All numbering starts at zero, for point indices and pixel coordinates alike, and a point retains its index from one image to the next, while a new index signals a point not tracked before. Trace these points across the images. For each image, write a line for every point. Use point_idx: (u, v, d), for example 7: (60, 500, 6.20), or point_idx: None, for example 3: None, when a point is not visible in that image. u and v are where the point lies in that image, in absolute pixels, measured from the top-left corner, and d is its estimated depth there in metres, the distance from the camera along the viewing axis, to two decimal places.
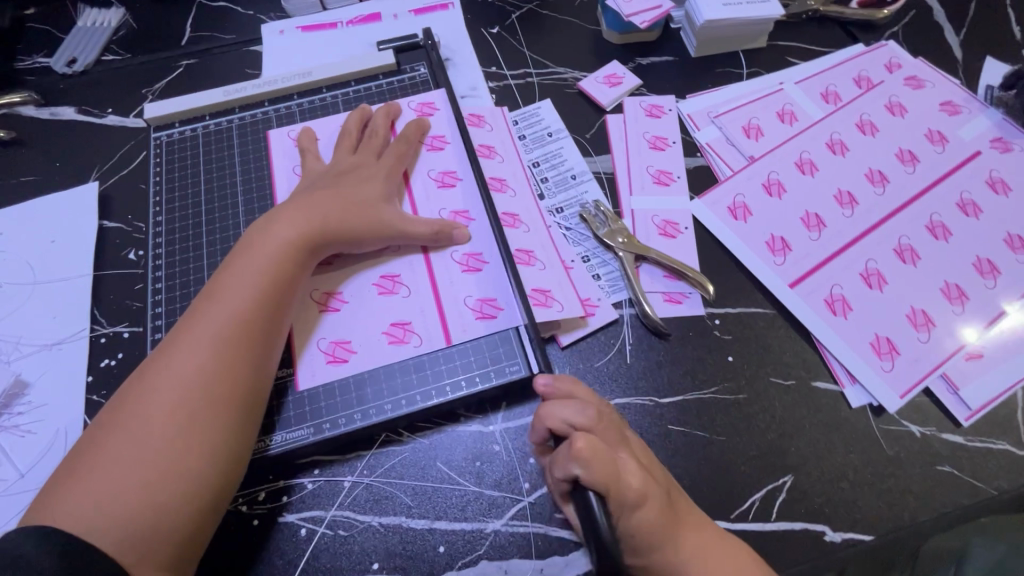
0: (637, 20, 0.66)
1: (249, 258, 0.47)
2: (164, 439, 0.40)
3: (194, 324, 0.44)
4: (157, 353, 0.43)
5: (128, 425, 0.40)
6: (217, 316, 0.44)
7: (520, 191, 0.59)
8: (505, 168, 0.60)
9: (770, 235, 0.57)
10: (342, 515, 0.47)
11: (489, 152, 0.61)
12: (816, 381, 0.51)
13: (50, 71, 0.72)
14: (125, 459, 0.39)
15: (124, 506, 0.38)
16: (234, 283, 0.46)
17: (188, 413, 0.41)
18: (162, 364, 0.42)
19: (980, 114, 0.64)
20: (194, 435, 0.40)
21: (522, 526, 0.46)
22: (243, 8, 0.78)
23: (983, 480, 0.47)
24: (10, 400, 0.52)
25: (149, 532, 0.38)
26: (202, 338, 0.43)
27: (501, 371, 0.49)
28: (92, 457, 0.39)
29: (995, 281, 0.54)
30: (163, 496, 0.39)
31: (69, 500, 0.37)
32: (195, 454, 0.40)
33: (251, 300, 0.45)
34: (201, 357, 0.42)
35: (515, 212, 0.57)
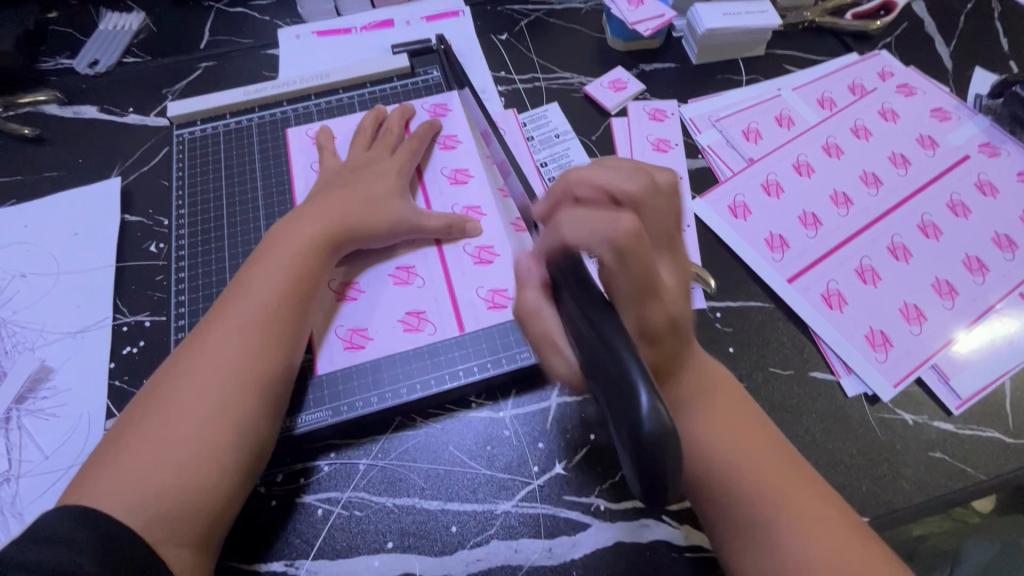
0: (641, 28, 0.69)
1: (277, 253, 0.50)
2: (197, 420, 0.42)
3: (225, 312, 0.47)
4: (191, 340, 0.46)
5: (163, 408, 0.42)
6: (247, 306, 0.47)
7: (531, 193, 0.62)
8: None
9: (769, 233, 0.60)
10: (357, 497, 0.48)
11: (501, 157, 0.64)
12: (814, 371, 0.53)
13: (73, 72, 0.75)
14: (160, 438, 0.41)
15: (156, 484, 0.40)
16: (263, 275, 0.48)
17: (220, 396, 0.43)
18: (196, 351, 0.45)
19: (969, 120, 0.66)
20: (226, 418, 0.42)
21: (531, 507, 0.47)
22: (259, 14, 0.81)
23: (974, 466, 0.49)
24: (35, 385, 0.54)
25: (179, 508, 0.40)
26: (233, 326, 0.46)
27: (513, 358, 0.51)
28: (129, 436, 0.41)
29: (984, 278, 0.56)
30: (195, 472, 0.41)
31: (105, 477, 0.40)
32: (227, 434, 0.42)
33: (280, 293, 0.48)
34: (233, 343, 0.45)
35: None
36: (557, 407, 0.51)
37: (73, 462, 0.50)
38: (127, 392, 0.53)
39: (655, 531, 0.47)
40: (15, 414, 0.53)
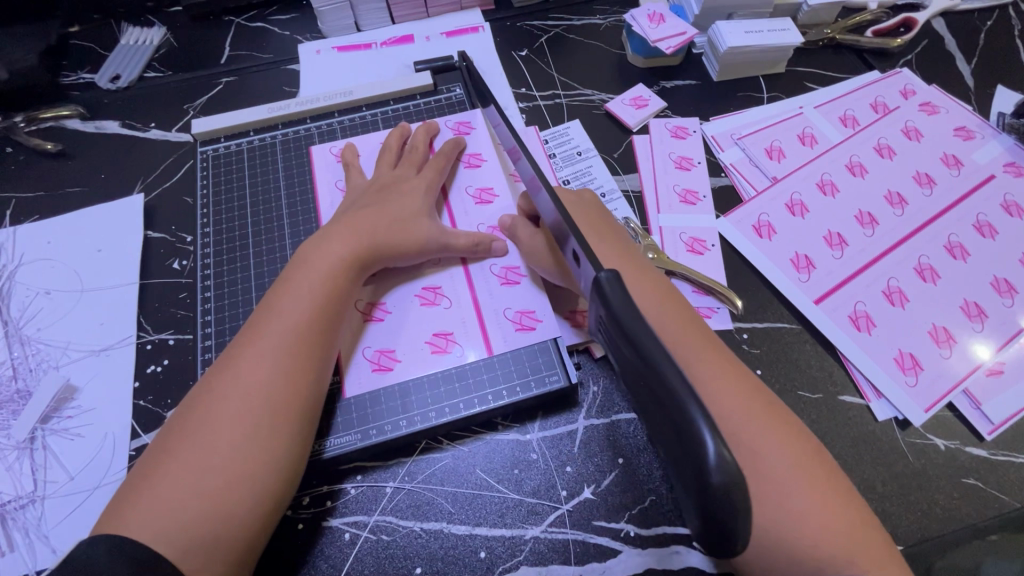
0: (663, 46, 0.69)
1: (306, 275, 0.49)
2: (231, 447, 0.42)
3: (255, 336, 0.46)
4: (221, 364, 0.46)
5: (196, 435, 0.42)
6: (277, 329, 0.46)
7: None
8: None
9: (795, 253, 0.59)
10: (385, 521, 0.48)
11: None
12: (843, 395, 0.53)
13: (95, 87, 0.75)
14: (195, 465, 0.41)
15: (192, 513, 0.40)
16: (292, 297, 0.48)
17: (254, 422, 0.43)
18: (226, 376, 0.45)
19: (992, 139, 0.66)
20: (258, 444, 0.42)
21: (560, 533, 0.47)
22: (280, 29, 0.81)
23: (1008, 493, 0.48)
24: (60, 405, 0.54)
25: (214, 538, 0.40)
26: (264, 351, 0.45)
27: (541, 381, 0.51)
28: (164, 463, 0.41)
29: (1013, 300, 0.56)
30: (232, 499, 0.41)
31: (142, 506, 0.40)
32: (261, 461, 0.42)
33: (309, 316, 0.47)
34: (265, 368, 0.45)
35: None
36: (583, 430, 0.51)
37: (99, 483, 0.50)
38: (151, 412, 0.53)
39: (687, 558, 0.46)
40: (39, 435, 0.52)
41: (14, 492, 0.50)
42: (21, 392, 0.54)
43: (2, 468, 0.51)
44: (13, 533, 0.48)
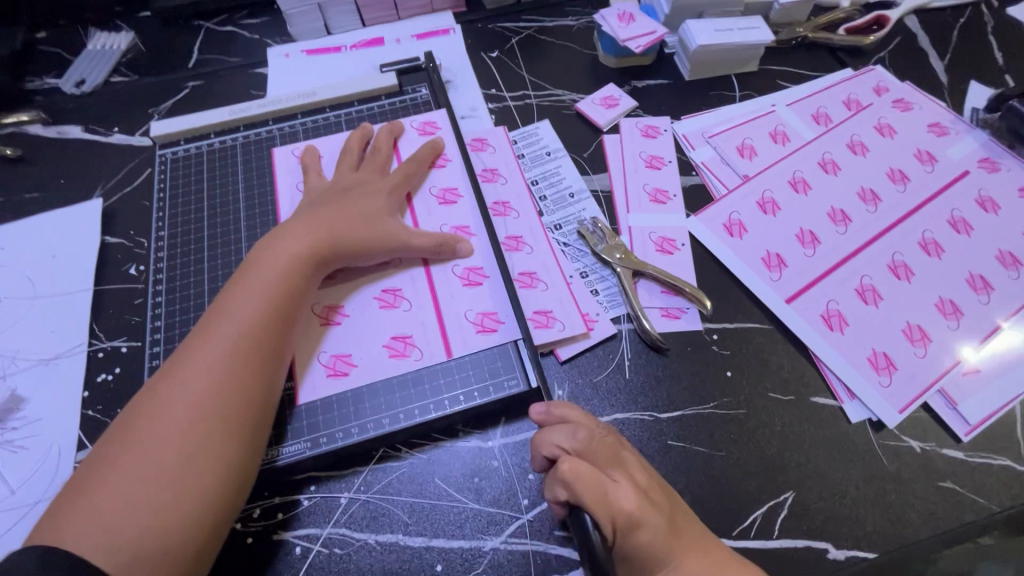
0: (632, 45, 0.68)
1: (259, 273, 0.48)
2: (177, 457, 0.40)
3: (205, 337, 0.45)
4: (169, 367, 0.44)
5: (139, 441, 0.40)
6: (227, 331, 0.45)
7: (522, 212, 0.60)
8: (507, 191, 0.62)
9: (766, 251, 0.58)
10: (338, 534, 0.46)
11: (490, 176, 0.63)
12: (815, 397, 0.51)
13: (58, 91, 0.74)
14: (137, 479, 0.39)
15: (136, 524, 0.38)
16: (245, 298, 0.46)
17: (199, 430, 0.41)
18: (173, 380, 0.43)
19: (966, 135, 0.65)
20: (206, 448, 0.41)
21: (520, 543, 0.45)
22: (249, 33, 0.81)
23: (986, 496, 0.46)
24: (4, 415, 0.52)
25: (159, 548, 0.38)
26: (213, 354, 0.44)
27: (500, 385, 0.49)
28: (103, 477, 0.39)
29: (988, 297, 0.54)
30: (174, 514, 0.39)
31: (80, 519, 0.38)
32: (209, 465, 0.40)
33: (261, 314, 0.46)
34: (214, 370, 0.43)
35: (518, 235, 0.59)
36: None
37: (40, 496, 0.48)
38: (100, 422, 0.51)
39: None
40: None
41: None
42: None
43: None
44: None
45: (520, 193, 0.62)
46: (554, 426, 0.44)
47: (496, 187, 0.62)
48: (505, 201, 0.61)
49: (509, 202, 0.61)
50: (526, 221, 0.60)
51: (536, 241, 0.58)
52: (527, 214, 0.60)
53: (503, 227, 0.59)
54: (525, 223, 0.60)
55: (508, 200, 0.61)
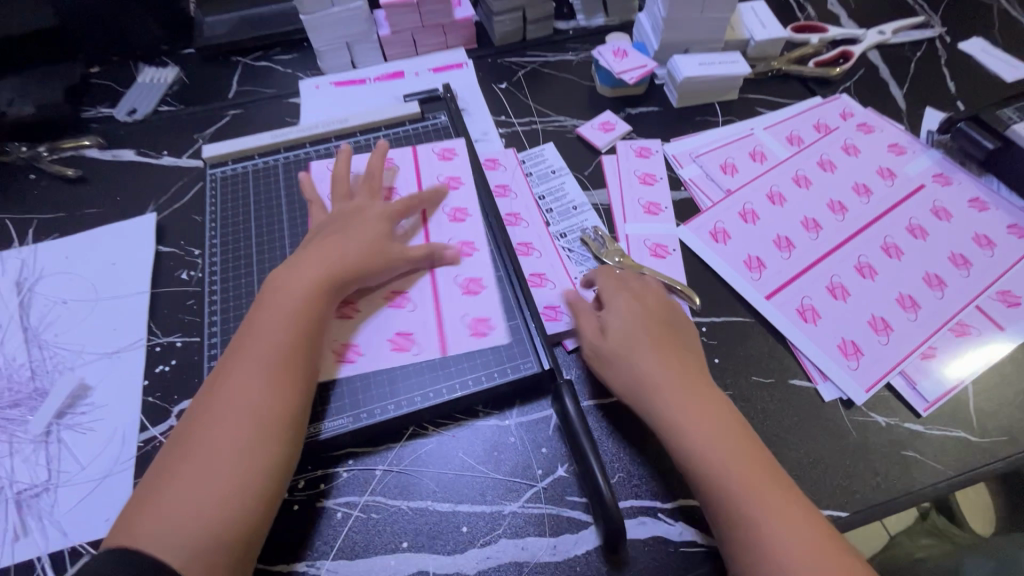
0: (626, 77, 0.77)
1: (281, 298, 0.54)
2: (223, 463, 0.46)
3: (246, 356, 0.51)
4: (211, 387, 0.50)
5: (191, 451, 0.46)
6: (263, 350, 0.51)
7: (530, 222, 0.68)
8: (518, 204, 0.70)
9: (748, 255, 0.66)
10: (374, 501, 0.52)
11: (502, 192, 0.71)
12: (793, 379, 0.58)
13: (113, 119, 0.82)
14: (198, 479, 0.45)
15: (190, 521, 0.43)
16: (279, 320, 0.53)
17: (247, 436, 0.47)
18: (216, 398, 0.49)
19: (922, 154, 0.74)
20: (247, 454, 0.46)
21: (536, 507, 0.51)
22: (283, 67, 0.90)
23: (942, 463, 0.53)
24: (73, 402, 0.58)
25: (212, 541, 0.43)
26: (253, 371, 0.49)
27: (517, 368, 0.56)
28: (162, 483, 0.45)
29: (943, 292, 0.62)
30: (230, 508, 0.44)
31: (143, 520, 0.43)
32: (250, 469, 0.46)
33: (286, 334, 0.52)
34: (250, 386, 0.49)
35: (527, 241, 0.67)
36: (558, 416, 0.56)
37: (109, 472, 0.54)
38: (159, 407, 0.58)
39: (652, 528, 0.50)
40: (55, 429, 0.56)
41: (30, 480, 0.53)
42: (38, 391, 0.59)
43: (18, 460, 0.54)
44: (28, 519, 0.51)
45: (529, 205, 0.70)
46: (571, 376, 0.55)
47: (508, 201, 0.71)
48: (516, 213, 0.69)
49: (520, 214, 0.69)
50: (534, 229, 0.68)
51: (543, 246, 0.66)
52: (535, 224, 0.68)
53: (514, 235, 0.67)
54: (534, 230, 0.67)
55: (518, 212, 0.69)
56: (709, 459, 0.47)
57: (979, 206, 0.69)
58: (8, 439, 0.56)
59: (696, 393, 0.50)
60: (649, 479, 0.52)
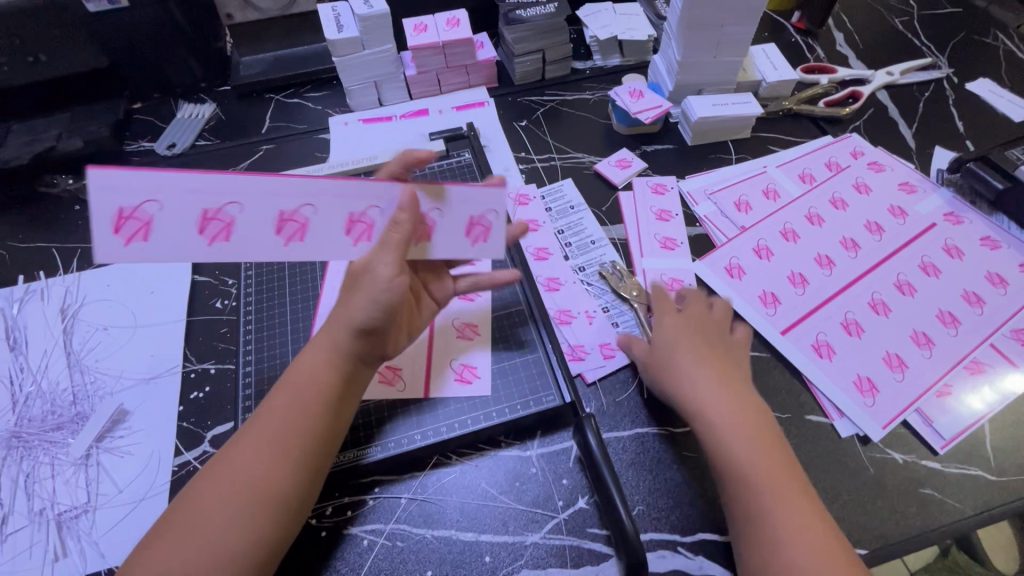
0: (643, 117, 0.80)
1: (313, 361, 0.50)
2: (216, 532, 0.43)
3: (259, 424, 0.48)
4: (232, 443, 0.48)
5: (194, 509, 0.44)
6: (285, 418, 0.47)
7: (243, 195, 0.46)
8: (186, 201, 0.45)
9: (763, 290, 0.67)
10: (399, 529, 0.53)
11: (136, 241, 0.45)
12: (809, 415, 0.59)
13: (153, 153, 0.87)
14: (177, 555, 0.42)
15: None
16: (307, 396, 0.49)
17: (241, 515, 0.44)
18: (231, 458, 0.46)
19: (933, 193, 0.76)
20: (240, 526, 0.43)
21: (558, 539, 0.52)
22: (313, 104, 0.95)
23: (960, 501, 0.54)
24: (112, 426, 0.60)
25: None
26: (271, 437, 0.47)
27: (539, 400, 0.58)
28: (162, 538, 0.43)
29: (957, 330, 0.63)
30: None
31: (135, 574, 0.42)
32: (239, 543, 0.43)
33: (310, 403, 0.48)
34: (263, 455, 0.46)
35: (303, 213, 0.47)
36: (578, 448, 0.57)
37: (145, 495, 0.56)
38: (193, 433, 0.60)
39: (672, 561, 0.51)
40: (94, 452, 0.59)
41: (71, 502, 0.56)
42: (80, 415, 0.61)
43: (60, 482, 0.57)
44: (67, 540, 0.53)
45: (182, 196, 0.45)
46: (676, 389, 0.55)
47: (151, 225, 0.45)
48: (216, 202, 0.45)
49: (179, 253, 0.46)
50: (271, 195, 0.46)
51: (327, 191, 0.47)
52: (259, 182, 0.46)
53: (294, 247, 0.48)
54: (287, 209, 0.47)
55: (185, 220, 0.45)
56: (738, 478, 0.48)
57: (991, 244, 0.70)
58: (51, 461, 0.58)
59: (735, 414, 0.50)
60: (669, 512, 0.53)
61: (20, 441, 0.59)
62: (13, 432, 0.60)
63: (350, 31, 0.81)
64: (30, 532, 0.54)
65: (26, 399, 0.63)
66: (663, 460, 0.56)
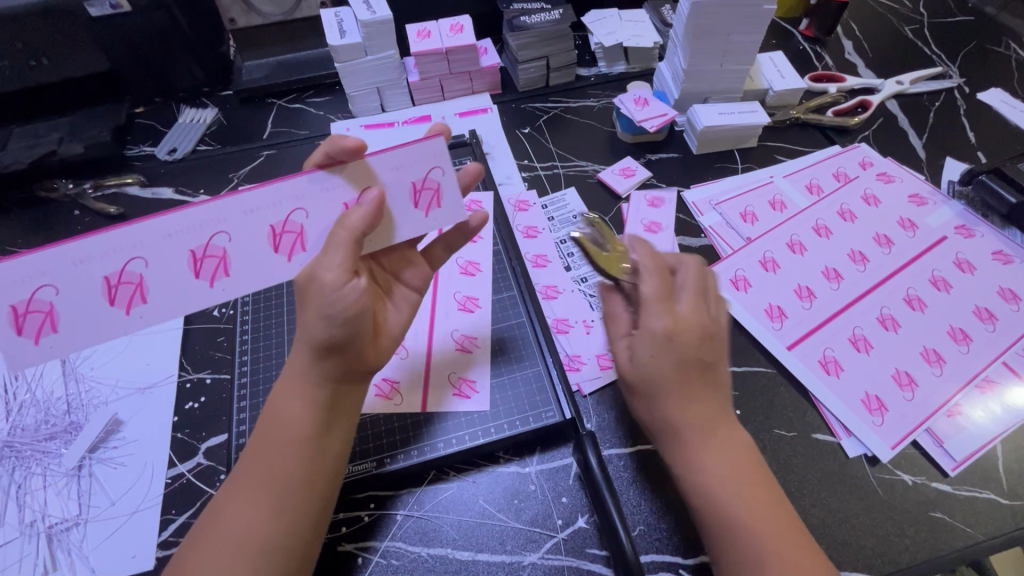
0: (647, 125, 0.79)
1: (290, 393, 0.47)
2: None
3: (250, 473, 0.45)
4: (226, 495, 0.46)
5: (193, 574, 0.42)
6: (275, 463, 0.45)
7: (144, 248, 0.45)
8: (78, 275, 0.44)
9: (769, 304, 0.66)
10: (394, 546, 0.52)
11: (45, 335, 0.45)
12: (816, 433, 0.57)
13: (154, 157, 0.86)
14: None
15: None
16: (274, 443, 0.46)
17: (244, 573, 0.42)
18: (226, 515, 0.44)
19: (943, 205, 0.74)
20: None
21: (556, 559, 0.51)
22: (316, 110, 0.94)
23: (972, 526, 0.52)
24: (106, 436, 0.59)
25: None
26: (265, 487, 0.45)
27: (539, 416, 0.57)
28: None
29: (968, 347, 0.62)
30: None
31: None
32: None
33: (297, 442, 0.46)
34: (260, 507, 0.44)
35: (216, 245, 0.46)
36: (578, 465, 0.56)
37: (137, 508, 0.55)
38: (188, 444, 0.59)
39: None
40: (87, 463, 0.58)
41: (62, 514, 0.55)
42: (73, 424, 0.60)
43: (52, 493, 0.56)
44: (58, 553, 0.53)
45: (77, 271, 0.44)
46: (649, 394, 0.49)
47: (52, 314, 0.44)
48: (114, 266, 0.44)
49: (95, 329, 0.45)
50: (172, 238, 0.45)
51: (232, 208, 0.46)
52: (152, 226, 0.44)
53: (219, 287, 0.47)
54: (198, 247, 0.46)
55: (90, 293, 0.44)
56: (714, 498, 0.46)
57: (1003, 258, 0.69)
58: (43, 472, 0.57)
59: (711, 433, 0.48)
60: (672, 533, 0.52)
61: (13, 450, 0.59)
62: (6, 442, 0.59)
63: (352, 37, 0.81)
64: (20, 544, 0.53)
65: (21, 407, 0.62)
66: (665, 479, 0.54)
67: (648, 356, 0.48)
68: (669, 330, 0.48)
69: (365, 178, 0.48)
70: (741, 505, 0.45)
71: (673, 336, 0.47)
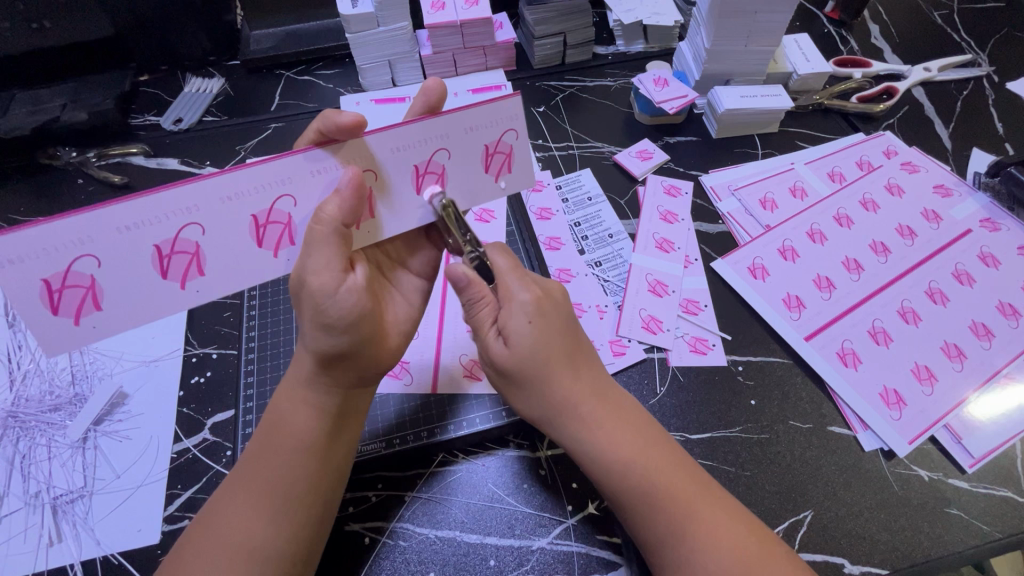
0: (666, 107, 0.76)
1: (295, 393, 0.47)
2: None
3: (247, 477, 0.45)
4: (218, 500, 0.45)
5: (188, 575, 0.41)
6: (279, 469, 0.45)
7: (204, 213, 0.43)
8: (128, 242, 0.42)
9: (787, 294, 0.65)
10: (402, 527, 0.51)
11: (86, 313, 0.43)
12: (831, 426, 0.57)
13: (159, 127, 0.84)
14: None
15: None
16: (275, 448, 0.46)
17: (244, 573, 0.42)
18: (221, 520, 0.44)
19: (969, 197, 0.72)
20: None
21: (565, 544, 0.50)
22: (325, 82, 0.92)
23: (989, 524, 0.52)
24: (112, 409, 0.59)
25: None
26: (268, 492, 0.44)
27: None
28: None
29: (990, 342, 0.60)
30: None
31: None
32: None
33: (302, 445, 0.46)
34: (262, 515, 0.44)
35: (280, 211, 0.44)
36: None
37: (143, 481, 0.54)
38: (194, 418, 0.58)
39: None
40: (92, 435, 0.57)
41: (67, 486, 0.54)
42: (78, 396, 0.59)
43: (56, 464, 0.56)
44: (63, 525, 0.52)
45: (127, 236, 0.41)
46: (531, 385, 0.47)
47: (93, 288, 0.42)
48: (167, 234, 0.42)
49: (144, 304, 0.44)
50: (235, 202, 0.43)
51: (299, 168, 0.44)
52: (217, 185, 0.42)
53: (282, 254, 0.46)
54: (260, 213, 0.44)
55: (144, 264, 0.43)
56: (620, 469, 0.45)
57: None
58: (48, 443, 0.57)
59: (611, 413, 0.48)
60: None
61: (17, 421, 0.58)
62: (10, 412, 0.58)
63: (364, 8, 0.78)
64: (25, 514, 0.53)
65: (24, 377, 0.61)
66: None
67: (526, 336, 0.46)
68: (538, 304, 0.47)
69: (365, 159, 0.45)
70: (663, 481, 0.45)
71: (542, 313, 0.47)
